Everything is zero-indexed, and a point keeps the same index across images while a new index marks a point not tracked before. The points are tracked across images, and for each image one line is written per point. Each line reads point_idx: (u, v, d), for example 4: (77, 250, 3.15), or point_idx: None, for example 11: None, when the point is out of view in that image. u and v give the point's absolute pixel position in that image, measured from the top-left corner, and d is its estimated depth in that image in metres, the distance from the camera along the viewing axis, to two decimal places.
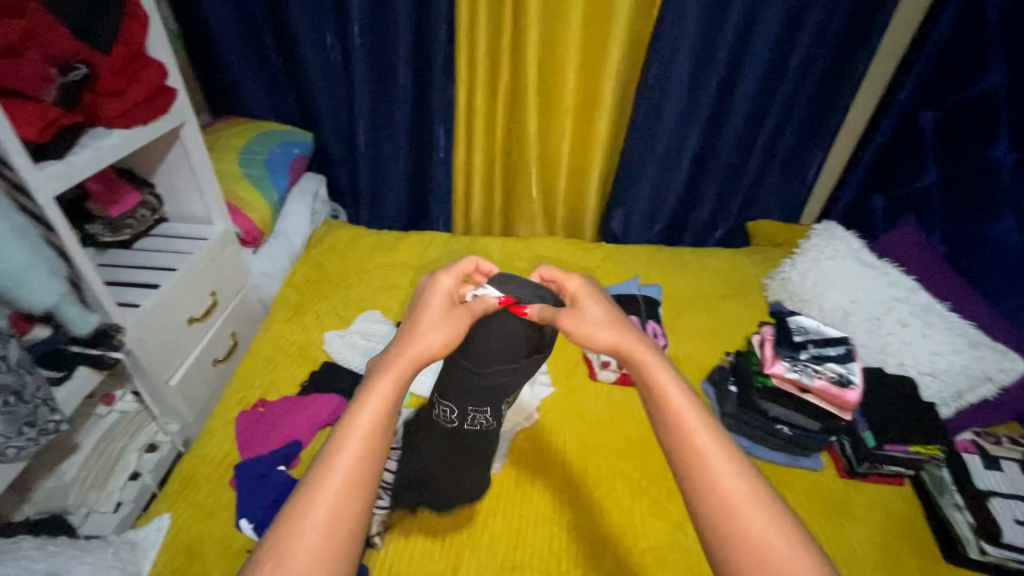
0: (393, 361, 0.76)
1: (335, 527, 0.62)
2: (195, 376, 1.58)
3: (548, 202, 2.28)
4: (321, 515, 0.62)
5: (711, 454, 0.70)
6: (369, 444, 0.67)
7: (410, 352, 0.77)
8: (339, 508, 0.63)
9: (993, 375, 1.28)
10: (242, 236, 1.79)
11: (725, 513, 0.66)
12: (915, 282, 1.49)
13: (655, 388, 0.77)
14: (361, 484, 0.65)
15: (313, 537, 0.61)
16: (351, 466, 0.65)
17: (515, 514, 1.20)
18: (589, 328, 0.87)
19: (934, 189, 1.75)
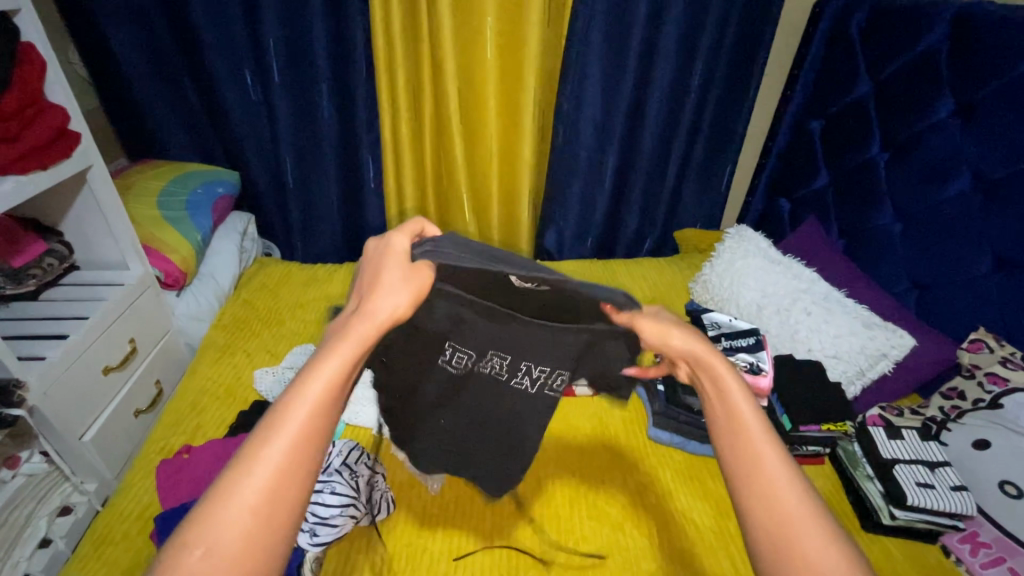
0: (343, 329, 0.64)
1: (264, 517, 0.54)
2: (112, 429, 1.49)
3: (483, 225, 2.33)
4: (250, 499, 0.54)
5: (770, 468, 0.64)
6: (312, 425, 0.58)
7: (362, 319, 0.65)
8: (273, 496, 0.55)
9: (889, 352, 1.40)
10: (162, 278, 1.73)
11: (779, 531, 0.60)
12: (815, 274, 1.63)
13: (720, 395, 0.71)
14: (304, 467, 0.57)
15: (240, 517, 0.53)
16: (290, 448, 0.56)
17: (454, 529, 1.22)
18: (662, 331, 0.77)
19: (826, 188, 1.93)
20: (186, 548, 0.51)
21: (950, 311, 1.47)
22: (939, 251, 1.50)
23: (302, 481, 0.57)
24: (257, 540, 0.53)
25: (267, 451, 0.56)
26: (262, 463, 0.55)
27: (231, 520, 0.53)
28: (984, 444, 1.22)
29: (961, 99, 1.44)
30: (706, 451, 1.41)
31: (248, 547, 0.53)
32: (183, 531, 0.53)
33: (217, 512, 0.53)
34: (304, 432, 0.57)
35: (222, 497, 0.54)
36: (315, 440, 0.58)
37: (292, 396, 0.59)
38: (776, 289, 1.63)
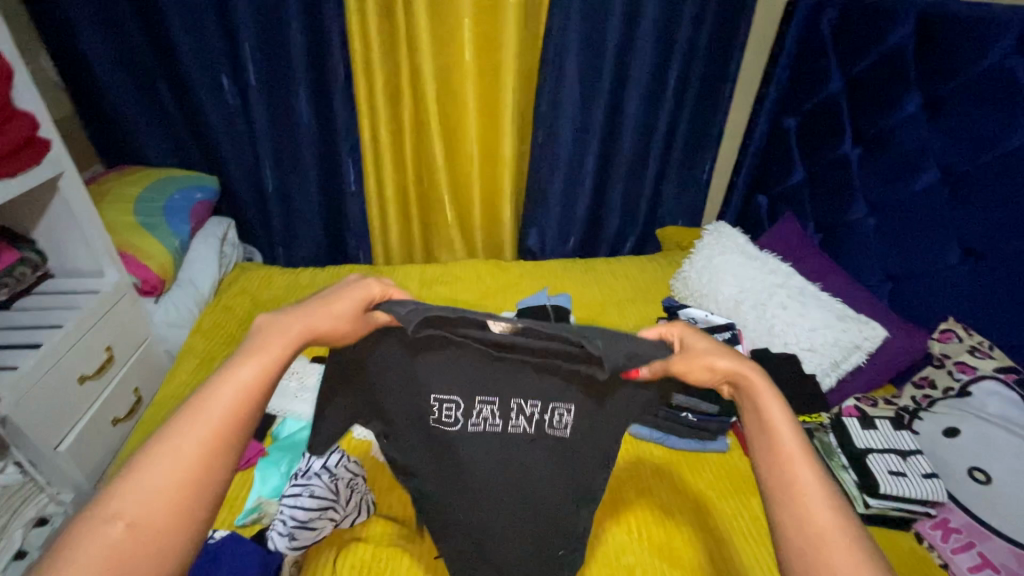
0: (279, 331, 0.70)
1: (187, 491, 0.57)
2: (89, 438, 1.48)
3: (466, 226, 2.34)
4: (165, 478, 0.57)
5: (805, 484, 0.66)
6: (235, 417, 0.62)
7: (296, 324, 0.72)
8: (198, 472, 0.58)
9: (861, 344, 1.42)
10: (139, 285, 1.72)
11: (813, 544, 0.62)
12: (790, 269, 1.66)
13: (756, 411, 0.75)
14: (221, 452, 0.60)
15: (153, 494, 0.56)
16: (215, 429, 0.60)
17: (410, 530, 1.23)
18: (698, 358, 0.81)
19: (802, 184, 1.96)
20: (108, 521, 0.53)
21: (922, 303, 1.50)
22: (909, 244, 1.53)
23: (226, 461, 0.60)
24: (161, 518, 0.55)
25: (195, 430, 0.59)
26: (190, 441, 0.59)
27: (155, 492, 0.56)
28: (954, 432, 1.24)
29: (928, 94, 1.47)
30: (685, 446, 1.43)
31: (169, 519, 0.55)
32: (104, 506, 0.54)
33: (137, 485, 0.56)
34: (232, 414, 0.62)
35: (137, 475, 0.56)
36: (242, 424, 0.62)
37: (222, 382, 0.63)
38: (753, 284, 1.65)
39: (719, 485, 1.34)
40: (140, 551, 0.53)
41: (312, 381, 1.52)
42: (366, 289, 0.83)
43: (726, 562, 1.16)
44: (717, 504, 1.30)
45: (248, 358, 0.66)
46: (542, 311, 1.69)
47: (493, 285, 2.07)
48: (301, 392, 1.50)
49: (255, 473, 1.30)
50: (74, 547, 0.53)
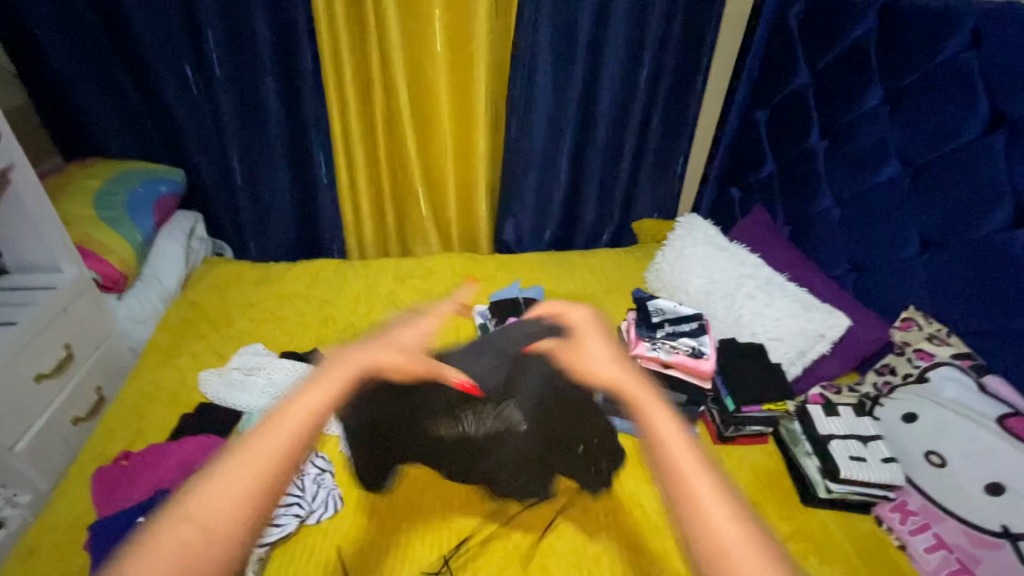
0: (334, 368, 0.78)
1: (251, 496, 0.60)
2: (48, 438, 1.44)
3: (441, 220, 2.32)
4: (234, 483, 0.61)
5: (698, 487, 0.66)
6: (295, 431, 0.66)
7: (346, 359, 0.80)
8: (258, 481, 0.61)
9: (825, 333, 1.45)
10: (100, 281, 1.67)
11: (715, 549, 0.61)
12: (758, 260, 1.68)
13: (642, 416, 0.77)
14: (281, 459, 0.64)
15: (222, 496, 0.60)
16: (276, 445, 0.64)
17: (422, 517, 1.22)
18: (591, 364, 0.91)
19: (771, 177, 1.98)
20: (181, 521, 0.57)
21: (884, 292, 1.53)
22: (872, 234, 1.56)
23: (283, 473, 0.63)
24: (226, 517, 0.58)
25: (258, 444, 0.64)
26: (253, 453, 0.63)
27: (221, 495, 0.59)
28: (912, 417, 1.28)
29: (889, 88, 1.49)
30: None
31: (230, 525, 0.58)
32: (179, 506, 0.58)
33: (211, 490, 0.60)
34: (289, 431, 0.66)
35: (211, 480, 0.61)
36: (301, 440, 0.66)
37: (286, 404, 0.69)
38: (722, 275, 1.67)
39: None
40: (209, 547, 0.56)
41: (279, 376, 1.49)
42: (397, 335, 0.93)
43: None
44: None
45: (307, 387, 0.72)
46: (514, 304, 1.69)
47: (468, 278, 2.06)
48: (267, 388, 1.47)
49: None
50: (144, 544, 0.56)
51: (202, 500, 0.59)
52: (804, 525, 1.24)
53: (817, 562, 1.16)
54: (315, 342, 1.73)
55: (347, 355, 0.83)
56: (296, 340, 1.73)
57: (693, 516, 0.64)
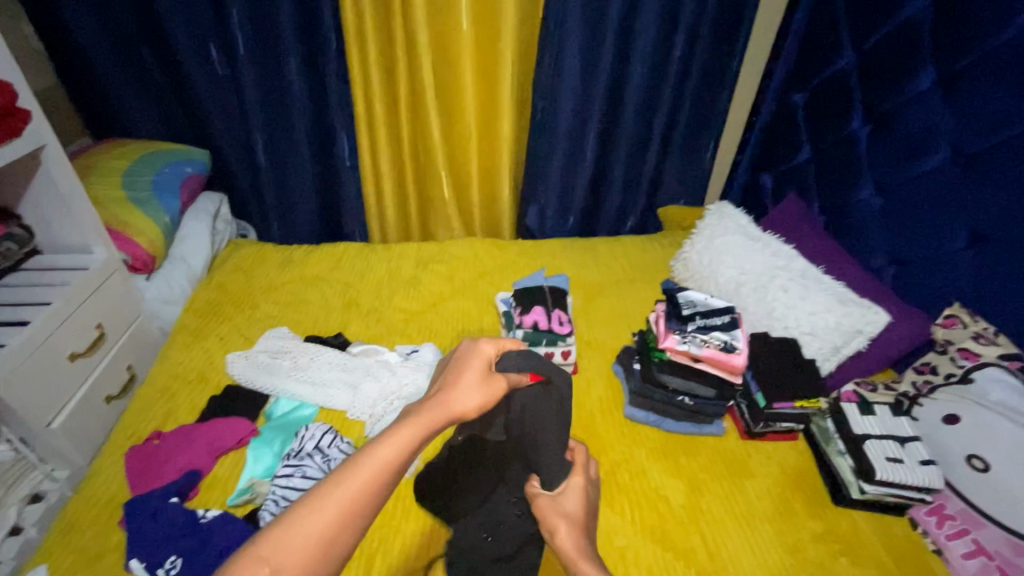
0: (424, 411, 0.72)
1: (326, 547, 0.58)
2: (83, 414, 1.47)
3: (463, 204, 2.30)
4: (313, 532, 0.58)
5: None
6: (377, 483, 0.63)
7: (438, 407, 0.74)
8: (333, 534, 0.58)
9: (863, 329, 1.39)
10: (129, 262, 1.69)
11: None
12: (793, 251, 1.62)
13: None
14: (362, 513, 0.61)
15: (302, 546, 0.57)
16: (355, 497, 0.61)
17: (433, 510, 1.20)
18: (554, 521, 0.97)
19: (808, 163, 1.90)
20: (255, 563, 0.55)
21: (926, 286, 1.46)
22: (916, 227, 1.49)
23: (356, 528, 0.61)
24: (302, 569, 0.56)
25: (337, 491, 0.61)
26: (331, 503, 0.60)
27: (297, 543, 0.57)
28: (954, 419, 1.23)
29: (943, 69, 1.40)
30: (680, 429, 1.41)
31: None
32: (257, 549, 0.56)
33: (289, 534, 0.57)
34: (368, 487, 0.62)
35: (292, 522, 0.58)
36: (377, 495, 0.63)
37: (369, 452, 0.65)
38: (754, 267, 1.62)
39: (714, 467, 1.34)
40: None
41: (306, 361, 1.50)
42: (483, 354, 0.86)
43: (720, 545, 1.17)
44: (711, 486, 1.29)
45: (398, 430, 0.68)
46: (538, 292, 1.66)
47: (490, 264, 2.03)
48: (294, 372, 1.48)
49: (248, 452, 1.29)
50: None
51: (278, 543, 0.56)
52: (835, 524, 1.21)
53: (848, 563, 1.14)
54: (339, 327, 1.73)
55: (434, 397, 0.77)
56: (320, 324, 1.74)
57: None
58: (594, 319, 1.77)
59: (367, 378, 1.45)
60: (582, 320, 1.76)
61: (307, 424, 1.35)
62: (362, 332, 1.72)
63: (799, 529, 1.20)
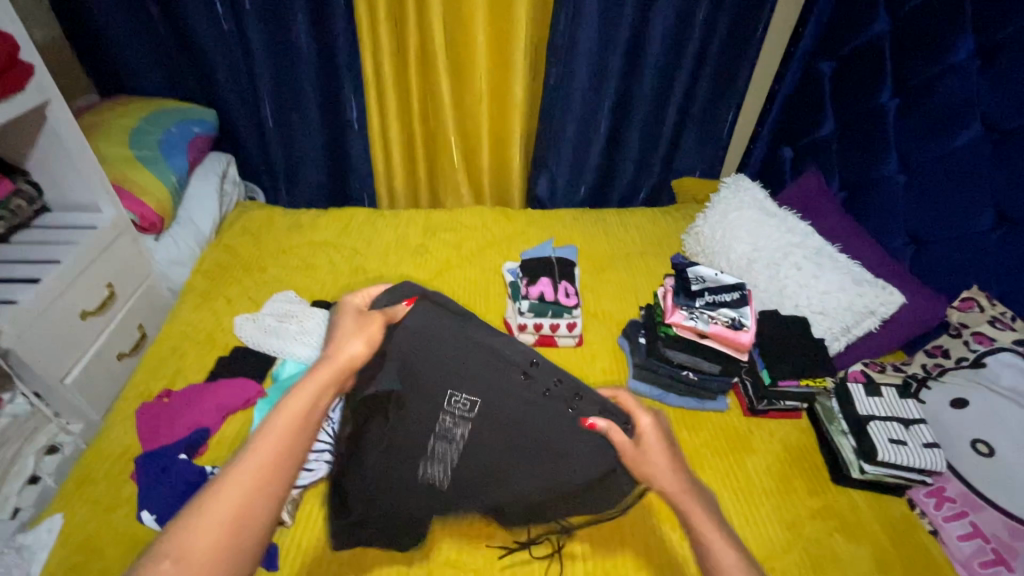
0: (315, 373, 0.83)
1: (231, 524, 0.66)
2: (95, 370, 1.51)
3: (472, 171, 2.25)
4: (220, 511, 0.66)
5: None
6: (277, 455, 0.72)
7: (324, 369, 0.85)
8: (246, 500, 0.67)
9: (876, 310, 1.37)
10: (138, 222, 1.68)
11: None
12: (809, 228, 1.58)
13: (704, 540, 0.81)
14: (265, 486, 0.69)
15: (211, 526, 0.65)
16: (260, 467, 0.70)
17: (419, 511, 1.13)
18: (647, 469, 0.90)
19: (831, 136, 1.83)
20: (160, 556, 0.62)
21: (945, 268, 1.43)
22: (940, 206, 1.43)
23: (268, 497, 0.69)
24: (217, 540, 0.64)
25: (224, 491, 0.67)
26: (233, 485, 0.68)
27: (209, 523, 0.65)
28: (962, 403, 1.21)
29: (983, 39, 1.32)
30: (683, 403, 1.41)
31: (218, 548, 0.64)
32: (170, 538, 0.64)
33: (199, 522, 0.65)
34: (269, 462, 0.70)
35: (204, 502, 0.67)
36: (278, 469, 0.71)
37: (269, 422, 0.75)
38: (768, 243, 1.58)
39: (716, 443, 1.34)
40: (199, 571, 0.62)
41: (313, 325, 1.52)
42: (352, 301, 1.03)
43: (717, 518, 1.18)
44: (711, 461, 1.30)
45: (294, 394, 0.78)
46: (546, 263, 1.64)
47: (499, 233, 2.01)
48: (301, 337, 1.49)
49: (255, 413, 1.31)
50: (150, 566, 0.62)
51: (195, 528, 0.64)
52: (831, 503, 1.22)
53: (842, 540, 1.15)
54: (346, 293, 1.74)
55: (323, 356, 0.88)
56: (326, 289, 1.74)
57: None
58: (601, 292, 1.75)
59: None
60: (590, 292, 1.74)
61: None
62: None
63: (793, 506, 1.22)
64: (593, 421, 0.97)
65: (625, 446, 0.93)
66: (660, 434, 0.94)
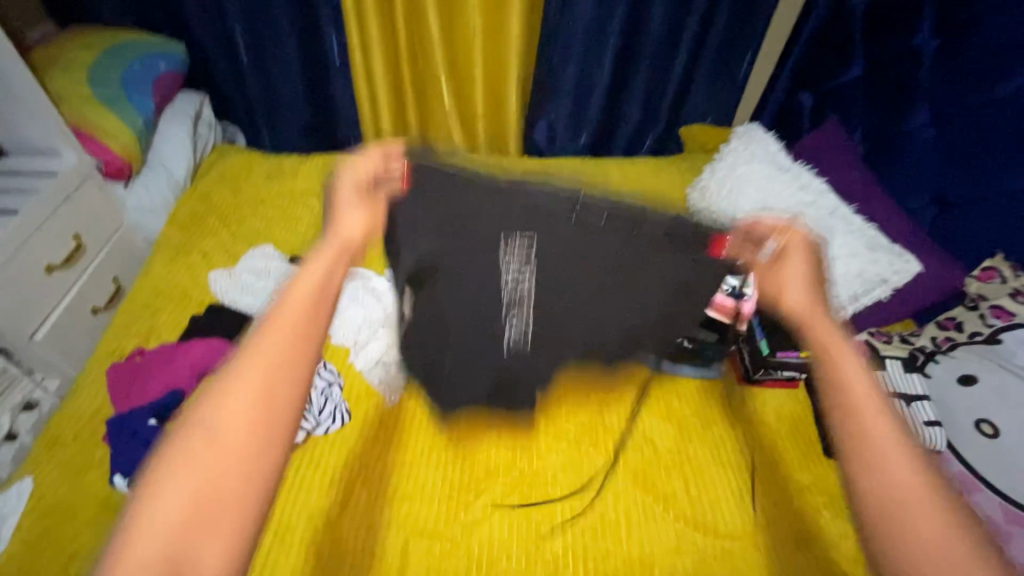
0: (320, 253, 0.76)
1: (256, 410, 0.60)
2: (67, 326, 1.46)
3: (465, 114, 2.09)
4: (243, 392, 0.60)
5: (892, 454, 0.65)
6: (290, 331, 0.65)
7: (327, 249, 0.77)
8: (267, 380, 0.61)
9: (887, 278, 1.27)
10: (103, 168, 1.57)
11: (893, 502, 0.62)
12: (824, 185, 1.45)
13: (835, 372, 0.74)
14: (285, 367, 0.63)
15: (236, 409, 0.59)
16: (277, 345, 0.64)
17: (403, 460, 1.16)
18: (789, 292, 0.89)
19: (857, 81, 1.66)
20: (192, 432, 0.58)
21: (967, 233, 1.32)
22: (970, 164, 1.30)
23: (295, 371, 0.63)
24: (240, 431, 0.58)
25: (241, 373, 0.61)
26: (247, 366, 0.62)
27: (230, 411, 0.59)
28: (970, 380, 1.14)
29: None
30: (675, 371, 1.36)
31: (242, 440, 0.58)
32: (191, 421, 0.59)
33: (214, 417, 0.59)
34: (284, 338, 0.64)
35: (227, 384, 0.61)
36: (299, 348, 0.65)
37: (284, 295, 0.69)
38: (778, 202, 1.46)
39: (707, 412, 1.30)
40: (232, 454, 0.57)
41: None
42: (354, 172, 0.90)
43: (702, 492, 1.15)
44: (700, 431, 1.26)
45: (307, 268, 0.72)
46: None
47: None
48: None
49: None
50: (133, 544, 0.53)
51: (178, 482, 0.56)
52: (822, 477, 1.19)
53: (830, 515, 1.13)
54: None
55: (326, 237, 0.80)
56: (307, 243, 1.65)
57: (877, 483, 0.64)
58: None
59: (351, 304, 1.38)
60: None
61: None
62: None
63: (784, 479, 1.19)
64: (723, 249, 1.01)
65: (766, 275, 0.94)
66: (800, 280, 0.91)
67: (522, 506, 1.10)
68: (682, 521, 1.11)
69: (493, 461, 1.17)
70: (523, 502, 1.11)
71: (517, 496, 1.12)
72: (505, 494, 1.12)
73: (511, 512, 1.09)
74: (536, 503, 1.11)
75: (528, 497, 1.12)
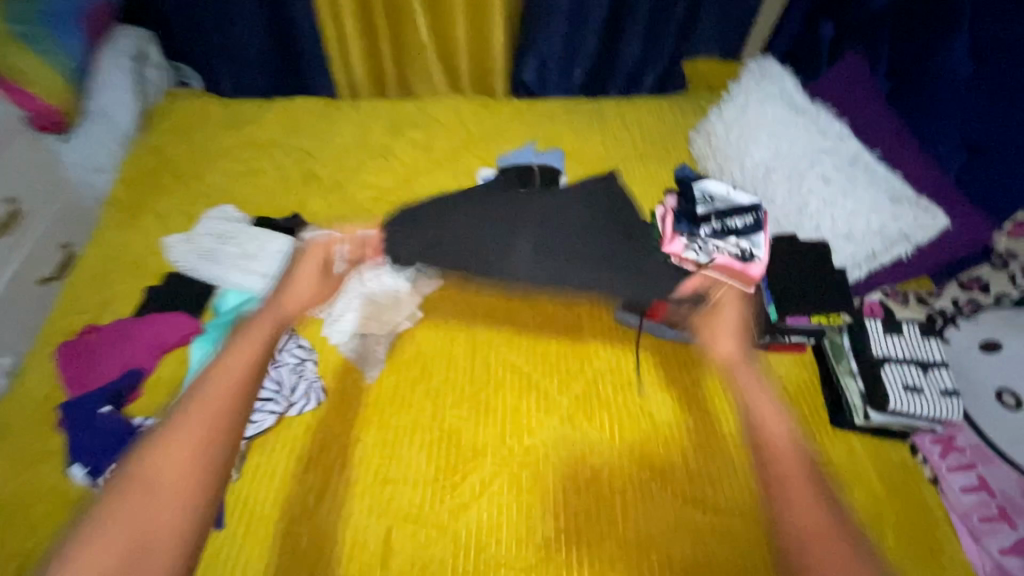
0: (259, 318, 1.01)
1: (189, 476, 0.78)
2: (14, 296, 1.31)
3: (446, 50, 1.88)
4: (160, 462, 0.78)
5: (805, 491, 0.96)
6: (222, 393, 0.86)
7: (266, 315, 1.01)
8: (196, 452, 0.80)
9: (911, 234, 1.16)
10: (33, 119, 1.39)
11: (804, 531, 0.92)
12: (844, 128, 1.30)
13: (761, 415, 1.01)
14: (214, 442, 0.82)
15: (167, 478, 0.77)
16: (204, 418, 0.83)
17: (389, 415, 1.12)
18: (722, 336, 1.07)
19: (886, 5, 1.46)
20: (134, 486, 0.75)
21: (1001, 182, 1.19)
22: (1011, 103, 1.15)
23: (220, 449, 0.82)
24: (174, 495, 0.76)
25: (175, 433, 0.81)
26: (182, 430, 0.81)
27: (166, 472, 0.77)
28: (994, 346, 1.10)
29: None
30: (676, 336, 1.26)
31: (174, 490, 0.76)
32: (130, 477, 0.76)
33: (151, 465, 0.78)
34: (214, 416, 0.83)
35: (156, 445, 0.80)
36: (224, 419, 0.84)
37: (218, 366, 0.90)
38: (792, 148, 1.31)
39: (708, 379, 1.22)
40: (165, 506, 0.75)
41: (254, 249, 1.31)
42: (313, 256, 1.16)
43: (703, 466, 1.09)
44: (701, 400, 1.19)
45: (239, 340, 0.95)
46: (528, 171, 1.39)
47: (476, 131, 1.71)
48: (240, 262, 1.29)
49: (194, 353, 1.16)
50: (72, 553, 0.70)
51: (114, 530, 0.72)
52: (827, 446, 1.13)
53: (835, 486, 1.08)
54: (294, 205, 1.49)
55: (274, 299, 1.06)
56: (273, 201, 1.50)
57: (802, 527, 0.92)
58: None
59: None
60: None
61: (258, 322, 1.20)
62: (322, 212, 1.49)
63: (788, 448, 1.13)
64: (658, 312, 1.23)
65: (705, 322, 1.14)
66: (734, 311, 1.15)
67: (512, 484, 1.04)
68: (681, 496, 1.05)
69: (481, 438, 1.10)
70: (513, 480, 1.05)
71: (507, 474, 1.06)
72: (494, 472, 1.06)
73: (501, 491, 1.03)
74: (527, 481, 1.05)
75: (518, 475, 1.05)
